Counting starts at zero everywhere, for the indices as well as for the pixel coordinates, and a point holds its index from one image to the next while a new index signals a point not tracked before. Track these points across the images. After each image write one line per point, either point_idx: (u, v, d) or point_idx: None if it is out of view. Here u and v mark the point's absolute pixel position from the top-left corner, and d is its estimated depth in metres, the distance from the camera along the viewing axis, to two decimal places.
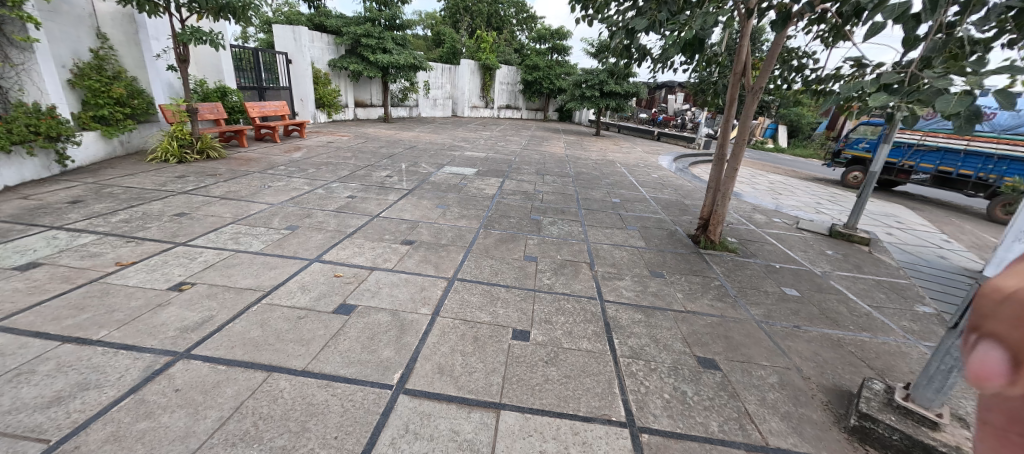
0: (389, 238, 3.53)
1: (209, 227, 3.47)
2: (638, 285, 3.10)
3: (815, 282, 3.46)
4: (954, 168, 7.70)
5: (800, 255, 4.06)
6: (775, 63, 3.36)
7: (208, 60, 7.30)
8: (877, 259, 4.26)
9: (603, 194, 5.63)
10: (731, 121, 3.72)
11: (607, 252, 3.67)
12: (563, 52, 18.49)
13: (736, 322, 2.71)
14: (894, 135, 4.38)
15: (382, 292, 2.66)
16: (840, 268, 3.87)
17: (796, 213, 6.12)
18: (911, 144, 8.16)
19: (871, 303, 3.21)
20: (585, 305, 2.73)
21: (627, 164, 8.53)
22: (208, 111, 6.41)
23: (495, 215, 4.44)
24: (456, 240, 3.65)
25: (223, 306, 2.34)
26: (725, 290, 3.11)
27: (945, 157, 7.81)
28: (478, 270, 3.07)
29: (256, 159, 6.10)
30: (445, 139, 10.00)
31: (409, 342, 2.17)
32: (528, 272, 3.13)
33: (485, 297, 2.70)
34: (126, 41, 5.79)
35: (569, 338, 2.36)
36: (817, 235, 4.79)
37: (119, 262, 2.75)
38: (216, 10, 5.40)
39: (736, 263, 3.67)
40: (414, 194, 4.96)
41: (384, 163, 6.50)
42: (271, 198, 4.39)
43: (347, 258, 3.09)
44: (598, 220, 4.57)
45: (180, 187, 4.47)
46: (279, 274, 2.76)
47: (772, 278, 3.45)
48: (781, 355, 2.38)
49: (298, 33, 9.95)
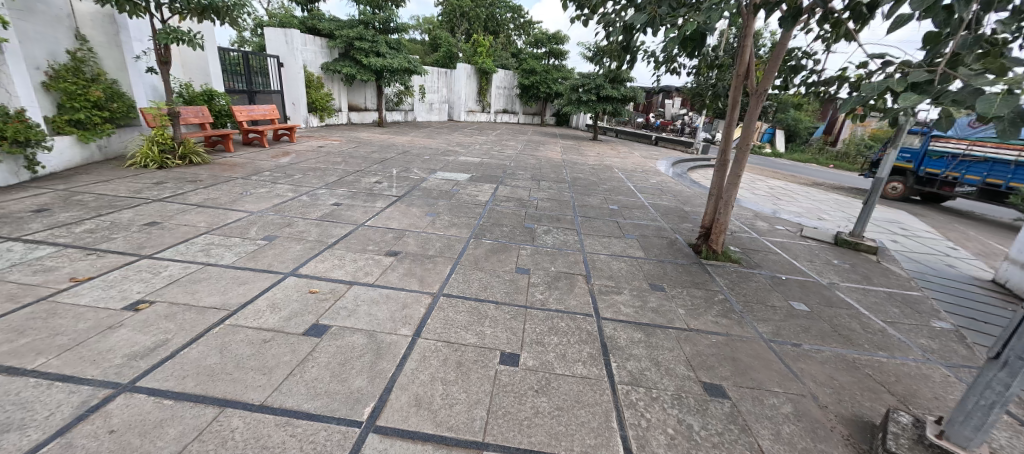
0: (373, 249, 3.33)
1: (180, 237, 3.25)
2: (637, 300, 2.89)
3: (823, 295, 3.27)
4: (1004, 180, 7.09)
5: (806, 266, 3.87)
6: (780, 66, 3.19)
7: (194, 62, 7.13)
8: (886, 269, 4.07)
9: (600, 201, 5.45)
10: (733, 127, 3.54)
11: (604, 264, 3.47)
12: (559, 57, 18.42)
13: (743, 342, 2.50)
14: (901, 140, 4.21)
15: (359, 310, 2.45)
16: (848, 279, 3.69)
17: (799, 221, 5.93)
18: (955, 154, 7.68)
19: (885, 319, 3.02)
20: (580, 323, 2.52)
21: (625, 170, 8.37)
22: (192, 115, 6.21)
23: (487, 223, 4.24)
24: (444, 251, 3.44)
25: (181, 328, 2.12)
26: (730, 306, 2.91)
27: (995, 169, 7.23)
28: (466, 284, 2.87)
29: (241, 164, 5.89)
30: (439, 143, 9.83)
31: (385, 369, 1.96)
32: (519, 286, 2.92)
33: (471, 316, 2.49)
34: (106, 42, 5.59)
35: (563, 362, 2.15)
36: (823, 244, 4.62)
37: (74, 278, 2.52)
38: (199, 11, 5.19)
39: (740, 274, 3.48)
40: (403, 201, 4.76)
41: (374, 169, 6.31)
42: (251, 205, 4.17)
43: (326, 271, 2.88)
44: (594, 229, 4.38)
45: (156, 194, 4.25)
46: (248, 291, 2.53)
47: (779, 291, 3.25)
48: (794, 380, 2.18)
49: (290, 36, 9.78)
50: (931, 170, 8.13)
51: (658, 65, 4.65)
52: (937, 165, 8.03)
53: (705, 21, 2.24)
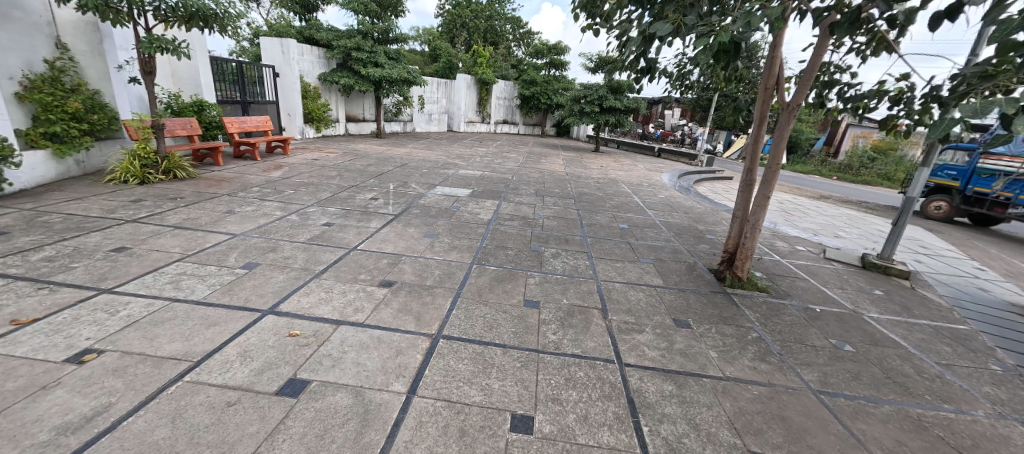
0: (365, 279, 3.00)
1: (149, 266, 2.92)
2: (662, 340, 2.56)
3: (866, 332, 2.96)
4: None
5: (839, 295, 3.55)
6: (814, 80, 2.91)
7: (186, 72, 6.91)
8: (923, 297, 3.76)
9: (608, 219, 5.15)
10: (760, 145, 3.26)
11: (621, 295, 3.14)
12: (560, 68, 18.30)
13: (790, 394, 2.16)
14: (934, 159, 3.95)
15: (346, 358, 2.10)
16: (887, 311, 3.36)
17: (819, 239, 5.62)
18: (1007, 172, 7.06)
19: (939, 360, 2.68)
20: (601, 372, 2.18)
21: (631, 183, 8.10)
22: (179, 127, 5.92)
23: (491, 246, 3.92)
24: (444, 280, 3.12)
25: (130, 386, 1.77)
26: (767, 347, 2.58)
27: None
28: (469, 323, 2.53)
29: (229, 179, 5.58)
30: (438, 155, 9.56)
31: (372, 441, 1.60)
32: (529, 324, 2.59)
33: (475, 364, 2.15)
34: (88, 51, 5.30)
35: (585, 427, 1.81)
36: (850, 267, 4.30)
37: (15, 320, 2.17)
38: (186, 19, 4.91)
39: (770, 306, 3.16)
40: (399, 220, 4.44)
41: (370, 184, 6.00)
42: (234, 226, 3.84)
43: (310, 307, 2.54)
44: (606, 251, 4.06)
45: (131, 214, 3.93)
46: (217, 335, 2.19)
47: (817, 328, 2.93)
48: (860, 447, 1.83)
49: (286, 46, 9.44)
50: (979, 190, 7.52)
51: (674, 80, 4.43)
52: (986, 183, 7.42)
53: (741, 29, 2.01)
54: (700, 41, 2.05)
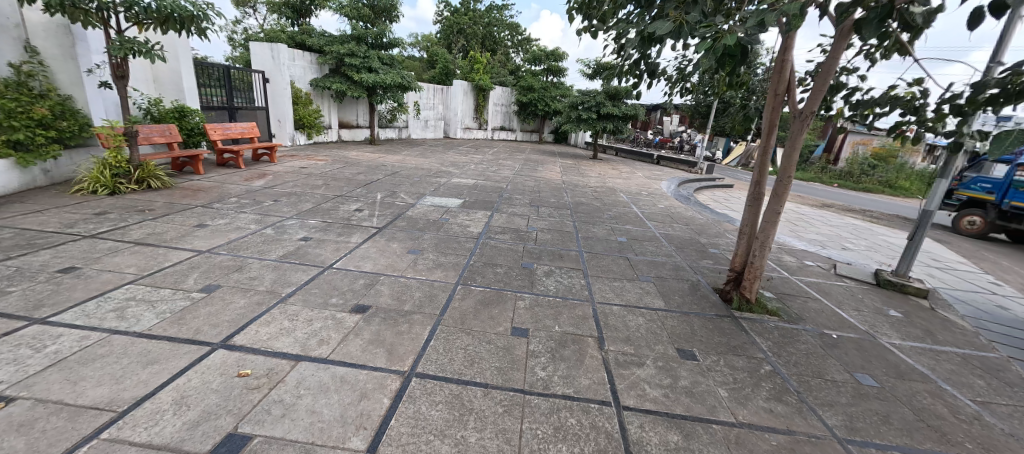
0: (336, 303, 2.72)
1: (95, 289, 2.63)
2: (665, 376, 2.27)
3: (890, 363, 2.67)
4: None
5: (856, 319, 3.27)
6: (829, 83, 2.66)
7: (168, 78, 6.68)
8: (946, 320, 3.48)
9: (606, 232, 4.88)
10: (769, 154, 3.00)
11: (619, 320, 2.86)
12: (558, 74, 18.15)
13: (814, 444, 1.86)
14: (954, 169, 3.69)
15: (299, 404, 1.80)
16: (909, 337, 3.08)
17: (828, 253, 5.35)
18: None
19: (974, 398, 2.40)
20: (596, 418, 1.89)
21: (630, 192, 7.85)
22: (157, 134, 5.67)
23: (479, 263, 3.64)
24: (424, 304, 2.83)
25: (28, 448, 1.46)
26: (783, 384, 2.30)
27: None
28: (448, 357, 2.24)
29: (208, 188, 5.31)
30: (432, 163, 9.31)
31: None
32: (515, 358, 2.31)
33: (451, 410, 1.86)
34: (60, 55, 5.05)
35: None
36: (863, 285, 4.03)
37: None
38: (161, 23, 4.71)
39: (783, 333, 2.87)
40: (383, 234, 4.17)
41: (357, 194, 5.74)
42: (200, 242, 3.55)
43: (267, 340, 2.24)
44: (604, 268, 3.79)
45: (91, 228, 3.64)
46: (154, 376, 1.90)
47: (836, 358, 2.65)
48: None
49: (276, 51, 9.26)
50: (1016, 204, 7.10)
51: (674, 83, 4.19)
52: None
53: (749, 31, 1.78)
54: (703, 42, 1.81)
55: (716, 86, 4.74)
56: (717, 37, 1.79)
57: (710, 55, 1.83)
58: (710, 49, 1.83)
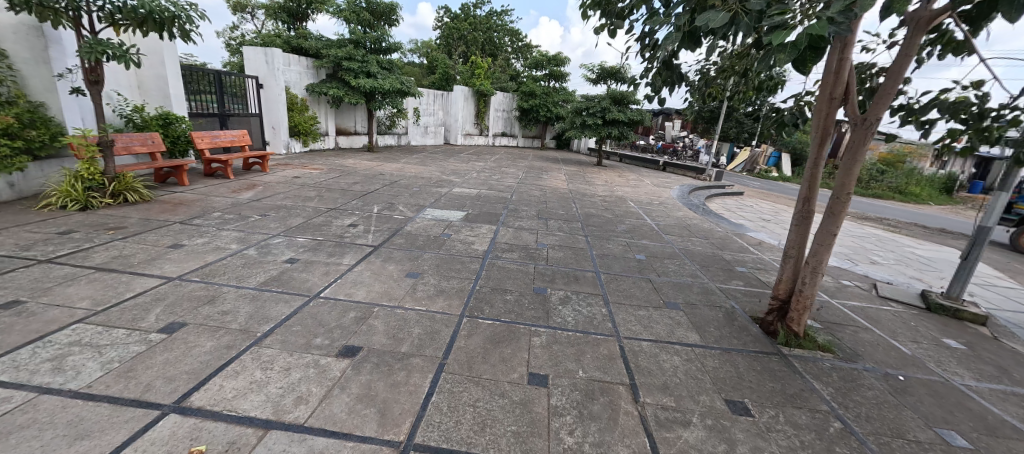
0: (321, 345, 2.31)
1: (34, 331, 2.21)
2: (720, 441, 1.86)
3: (975, 415, 2.26)
4: None
5: (917, 354, 2.86)
6: (897, 86, 2.23)
7: (153, 83, 6.33)
8: (1015, 352, 3.07)
9: (622, 248, 4.48)
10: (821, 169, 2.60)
11: (651, 361, 2.45)
12: (560, 79, 17.85)
13: None
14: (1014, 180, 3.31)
15: None
16: (984, 376, 2.67)
17: (861, 269, 4.94)
18: None
19: None
20: None
21: (640, 202, 7.46)
22: (137, 143, 5.31)
23: (486, 289, 3.23)
24: (424, 343, 2.42)
25: None
26: (862, 449, 1.88)
27: None
28: (454, 420, 1.82)
29: (190, 202, 4.91)
30: (432, 171, 8.94)
31: None
32: (535, 418, 1.89)
33: None
34: (31, 58, 4.65)
35: None
36: (912, 309, 3.63)
37: None
38: (140, 25, 4.35)
39: (843, 376, 2.46)
40: (379, 254, 3.77)
41: (352, 206, 5.34)
42: (172, 267, 3.14)
43: (231, 400, 1.83)
44: (626, 293, 3.38)
45: (49, 251, 3.23)
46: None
47: (912, 409, 2.24)
48: None
49: (270, 55, 8.85)
50: None
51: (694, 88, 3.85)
52: None
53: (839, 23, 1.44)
54: (778, 34, 1.47)
55: (740, 90, 4.42)
56: (795, 30, 1.48)
57: (783, 52, 1.51)
58: (782, 45, 1.53)
